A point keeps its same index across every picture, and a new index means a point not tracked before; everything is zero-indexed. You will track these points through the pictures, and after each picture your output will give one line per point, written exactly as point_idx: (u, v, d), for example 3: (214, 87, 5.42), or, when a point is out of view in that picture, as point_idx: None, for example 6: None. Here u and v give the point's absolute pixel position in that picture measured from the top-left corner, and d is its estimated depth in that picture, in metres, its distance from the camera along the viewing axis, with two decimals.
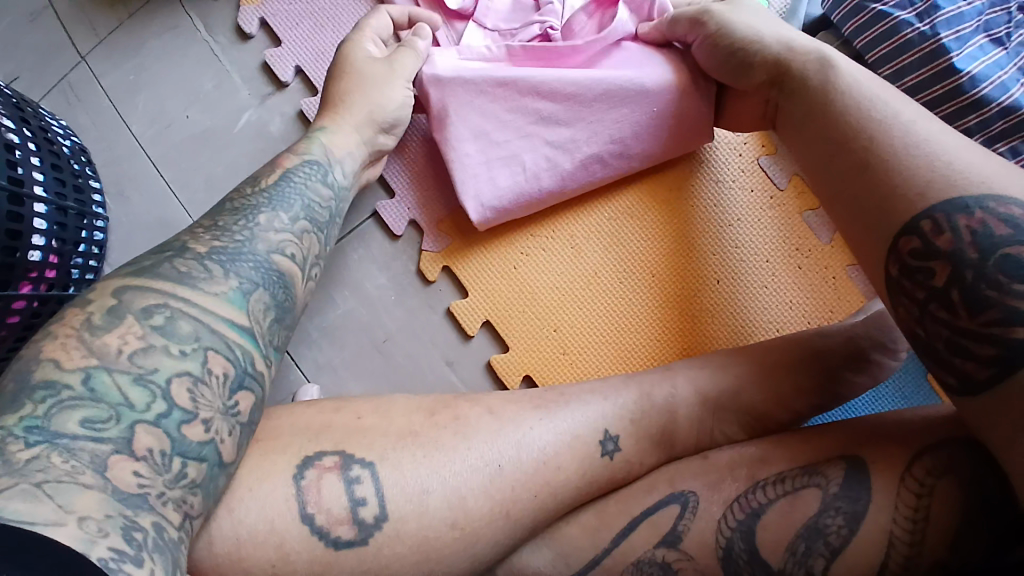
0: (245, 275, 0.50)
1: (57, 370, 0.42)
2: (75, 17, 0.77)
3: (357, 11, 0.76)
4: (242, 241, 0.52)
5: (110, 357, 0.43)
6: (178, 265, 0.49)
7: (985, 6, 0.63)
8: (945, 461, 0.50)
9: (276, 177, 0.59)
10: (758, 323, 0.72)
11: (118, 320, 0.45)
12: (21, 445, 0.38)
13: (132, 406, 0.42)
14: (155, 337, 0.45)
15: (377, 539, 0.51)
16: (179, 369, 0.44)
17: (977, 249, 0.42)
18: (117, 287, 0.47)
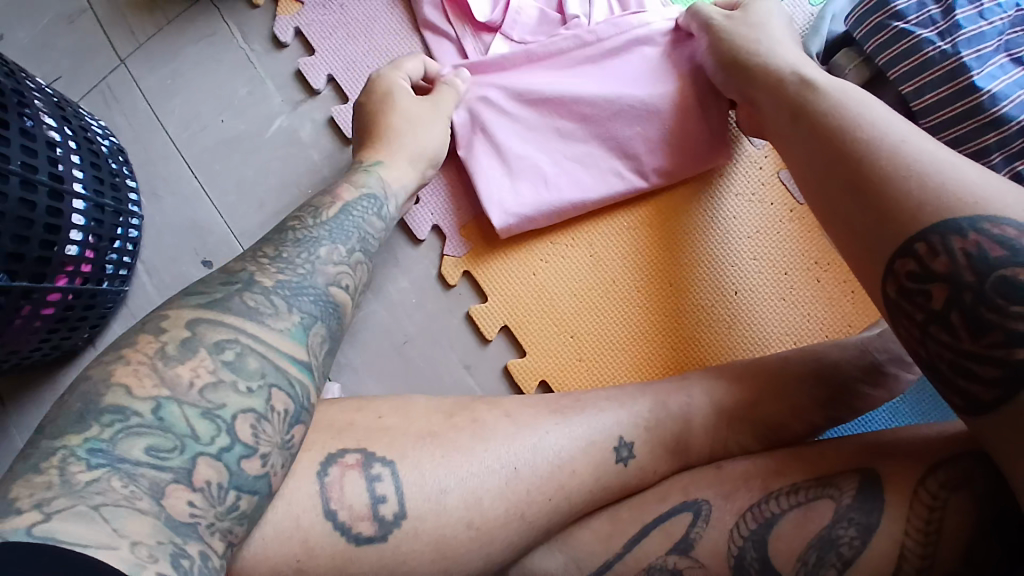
0: (306, 311, 0.51)
1: (127, 396, 0.43)
2: (116, 21, 0.79)
3: (388, 23, 0.78)
4: (305, 274, 0.53)
5: (180, 388, 0.44)
6: (248, 299, 0.49)
7: (1006, 26, 0.62)
8: (959, 476, 0.50)
9: (336, 209, 0.60)
10: (773, 336, 0.72)
11: (191, 352, 0.46)
12: (83, 466, 0.40)
13: (196, 438, 0.43)
14: (225, 373, 0.45)
15: (396, 535, 0.52)
16: (243, 406, 0.45)
17: (973, 271, 0.42)
18: (190, 318, 0.47)
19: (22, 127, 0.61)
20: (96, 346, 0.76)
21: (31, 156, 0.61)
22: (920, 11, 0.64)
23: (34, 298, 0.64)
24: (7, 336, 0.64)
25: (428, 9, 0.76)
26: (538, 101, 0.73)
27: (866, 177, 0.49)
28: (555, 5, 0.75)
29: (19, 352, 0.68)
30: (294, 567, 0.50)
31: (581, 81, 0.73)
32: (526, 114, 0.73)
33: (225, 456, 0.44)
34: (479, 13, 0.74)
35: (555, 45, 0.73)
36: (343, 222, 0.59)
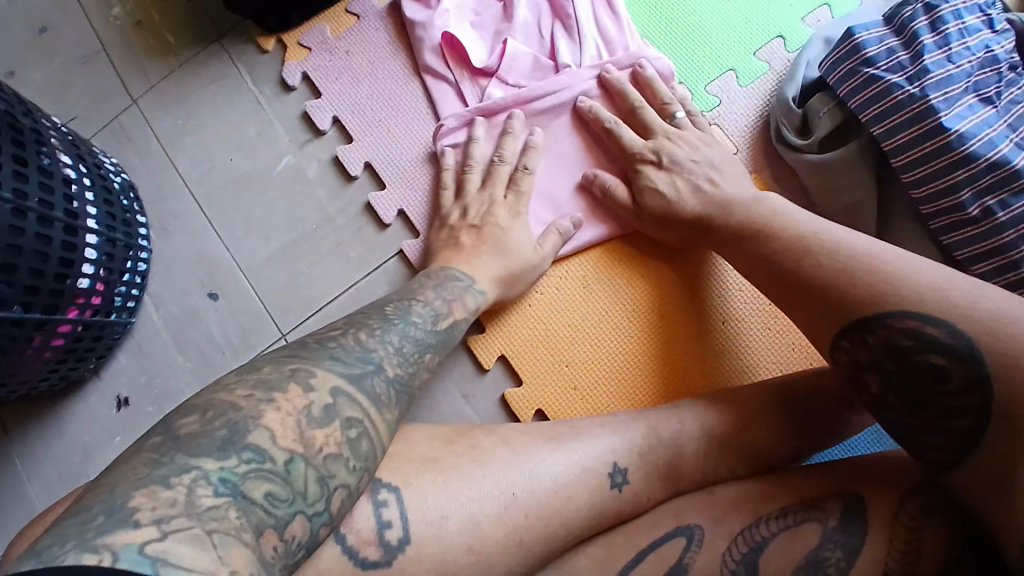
0: (401, 404, 0.54)
1: (270, 441, 0.45)
2: (131, 63, 0.83)
3: (392, 69, 0.81)
4: (412, 373, 0.56)
5: (311, 449, 0.46)
6: (375, 385, 0.52)
7: (975, 68, 0.64)
8: (931, 501, 0.53)
9: (447, 324, 0.64)
10: (761, 365, 0.75)
11: (327, 419, 0.48)
12: (210, 490, 0.41)
13: (306, 497, 0.45)
14: (345, 447, 0.47)
15: (401, 561, 0.53)
16: (344, 481, 0.47)
17: (895, 359, 0.51)
18: (333, 384, 0.50)
19: (40, 165, 0.64)
20: (102, 376, 0.78)
21: (48, 193, 0.64)
22: (889, 58, 0.66)
23: (47, 329, 0.66)
24: (18, 366, 0.66)
25: (428, 57, 0.80)
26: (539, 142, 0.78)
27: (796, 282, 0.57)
28: (547, 52, 0.79)
29: (28, 381, 0.70)
30: None
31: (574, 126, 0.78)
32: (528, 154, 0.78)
33: (315, 520, 0.45)
34: (475, 58, 0.78)
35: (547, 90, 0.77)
36: (446, 339, 0.63)
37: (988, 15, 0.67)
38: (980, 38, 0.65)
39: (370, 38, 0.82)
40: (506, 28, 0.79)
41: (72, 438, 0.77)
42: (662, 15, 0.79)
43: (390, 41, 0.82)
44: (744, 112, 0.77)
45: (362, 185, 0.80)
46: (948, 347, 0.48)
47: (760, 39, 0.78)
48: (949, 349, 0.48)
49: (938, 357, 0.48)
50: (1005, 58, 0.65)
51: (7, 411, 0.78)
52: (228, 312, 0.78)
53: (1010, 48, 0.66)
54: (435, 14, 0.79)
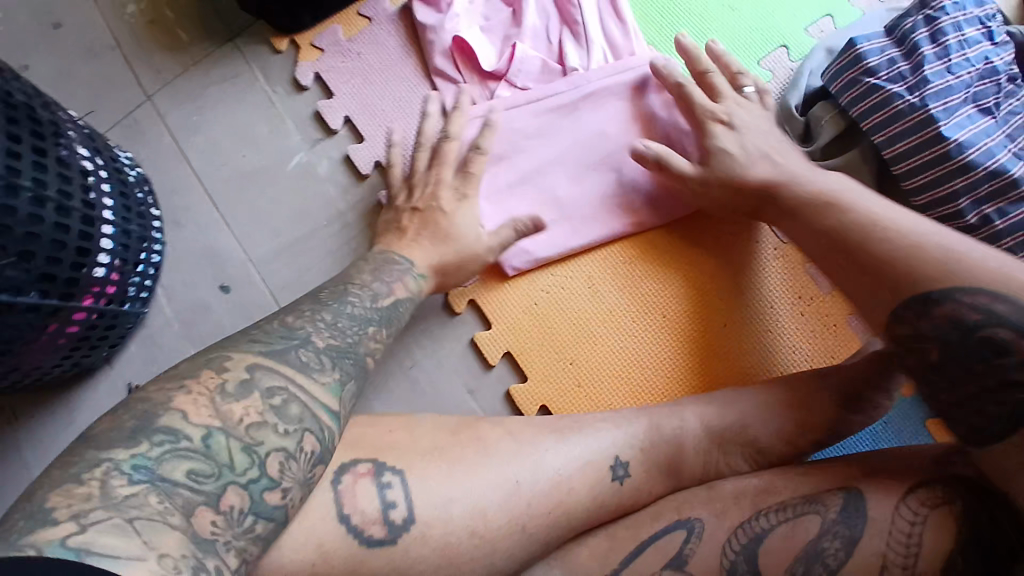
0: (343, 369, 0.55)
1: (183, 420, 0.47)
2: (145, 59, 0.84)
3: (403, 71, 0.83)
4: (350, 342, 0.58)
5: (231, 422, 0.48)
6: (301, 354, 0.54)
7: (974, 79, 0.66)
8: (939, 495, 0.53)
9: (388, 301, 0.65)
10: (762, 366, 0.76)
11: (247, 392, 0.49)
12: (125, 480, 0.43)
13: (233, 468, 0.46)
14: (268, 416, 0.49)
15: (405, 540, 0.55)
16: (278, 446, 0.48)
17: (958, 329, 0.49)
18: (251, 362, 0.51)
19: (59, 155, 0.65)
20: (113, 365, 0.80)
21: (67, 183, 0.65)
22: (890, 68, 0.67)
23: (61, 316, 0.67)
24: (33, 352, 0.68)
25: (440, 59, 0.82)
26: (550, 140, 0.79)
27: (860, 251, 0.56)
28: (556, 56, 0.81)
29: (39, 369, 0.71)
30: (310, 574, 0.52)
31: (585, 125, 0.79)
32: (539, 150, 0.79)
33: (252, 486, 0.47)
34: (486, 62, 0.80)
35: (553, 92, 0.79)
36: (390, 314, 0.65)
37: (988, 28, 0.68)
38: (979, 50, 0.67)
39: (383, 41, 0.84)
40: (516, 33, 0.81)
41: (80, 427, 0.78)
42: (668, 24, 0.82)
43: (403, 43, 0.84)
44: None
45: (372, 183, 0.81)
46: (1016, 322, 0.47)
47: (765, 48, 0.80)
48: (1016, 325, 0.47)
49: (1004, 331, 0.47)
50: (1004, 70, 0.67)
51: (16, 400, 0.79)
52: (238, 305, 0.79)
53: (1008, 60, 0.68)
54: (446, 18, 0.81)
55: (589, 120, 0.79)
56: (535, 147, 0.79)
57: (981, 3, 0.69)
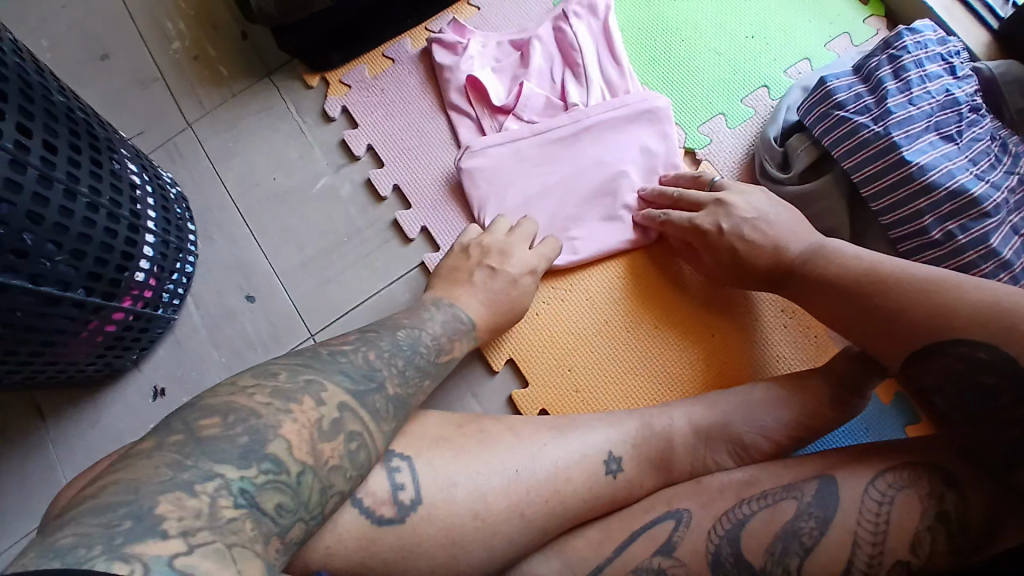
0: (400, 418, 0.57)
1: (288, 453, 0.48)
2: (188, 91, 0.93)
3: (420, 105, 0.92)
4: (411, 392, 0.59)
5: (320, 462, 0.50)
6: (376, 400, 0.56)
7: (935, 110, 0.73)
8: (906, 478, 0.58)
9: (447, 357, 0.67)
10: (746, 371, 0.81)
11: (334, 433, 0.51)
12: (230, 502, 0.45)
13: (308, 505, 0.49)
14: (344, 459, 0.51)
15: (413, 519, 0.58)
16: (341, 488, 0.51)
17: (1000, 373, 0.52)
18: (341, 400, 0.53)
19: (113, 169, 0.73)
20: (141, 368, 0.85)
21: (118, 194, 0.72)
22: (857, 102, 0.75)
23: (102, 314, 0.73)
24: (72, 347, 0.72)
25: (455, 94, 0.90)
26: (554, 168, 0.86)
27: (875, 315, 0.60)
28: (558, 94, 0.89)
29: (77, 365, 0.76)
30: (325, 554, 0.55)
31: (585, 156, 0.85)
32: (542, 179, 0.85)
33: (310, 522, 0.49)
34: (496, 96, 0.88)
35: (554, 128, 0.86)
36: (444, 370, 0.66)
37: (949, 63, 0.76)
38: (940, 84, 0.74)
39: (404, 79, 0.93)
40: (523, 73, 0.89)
41: (106, 426, 0.83)
42: (660, 65, 0.90)
43: (422, 80, 0.93)
44: (732, 150, 0.86)
45: (390, 205, 0.88)
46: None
47: (747, 87, 0.88)
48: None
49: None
50: (965, 101, 0.74)
51: (48, 400, 0.84)
52: (262, 313, 0.85)
53: (969, 92, 0.74)
54: (462, 59, 0.90)
55: (588, 151, 0.85)
56: (540, 175, 0.86)
57: (943, 41, 0.77)
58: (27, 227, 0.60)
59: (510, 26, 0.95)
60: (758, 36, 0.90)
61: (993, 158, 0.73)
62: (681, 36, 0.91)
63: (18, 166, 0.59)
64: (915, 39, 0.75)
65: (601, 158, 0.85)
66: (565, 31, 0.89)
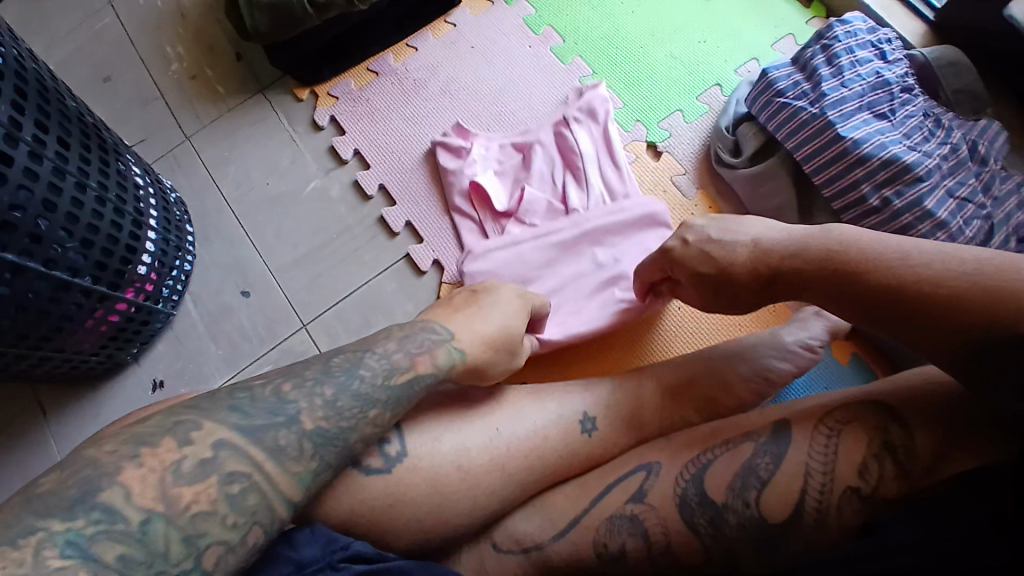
0: (321, 458, 0.54)
1: (126, 501, 0.47)
2: (186, 107, 1.00)
3: (404, 111, 0.99)
4: (345, 427, 0.56)
5: (175, 509, 0.48)
6: (280, 437, 0.53)
7: (867, 90, 0.81)
8: (852, 413, 0.63)
9: (403, 378, 0.60)
10: (708, 335, 0.90)
11: (202, 476, 0.50)
12: (56, 553, 0.43)
13: (168, 557, 0.47)
14: (221, 504, 0.50)
15: (400, 468, 0.64)
16: (219, 538, 0.49)
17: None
18: (218, 437, 0.51)
19: (118, 170, 0.79)
20: (141, 363, 0.89)
21: (123, 191, 0.78)
22: (795, 88, 0.83)
23: (107, 303, 0.78)
24: (79, 335, 0.77)
25: (459, 199, 0.92)
26: (553, 273, 0.86)
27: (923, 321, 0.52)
28: (559, 197, 0.89)
29: (81, 356, 0.81)
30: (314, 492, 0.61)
31: (583, 261, 0.86)
32: (546, 280, 0.86)
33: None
34: (499, 203, 0.89)
35: (554, 231, 0.86)
36: (401, 395, 0.60)
37: (880, 50, 0.84)
38: (871, 67, 0.82)
39: (388, 89, 1.00)
40: (525, 177, 0.91)
41: (108, 417, 0.87)
42: (621, 69, 0.98)
43: (404, 90, 1.00)
44: (690, 143, 0.94)
45: (377, 203, 0.95)
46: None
47: (702, 87, 0.97)
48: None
49: None
50: (895, 81, 0.82)
51: (49, 396, 0.88)
52: (258, 306, 0.91)
53: (898, 74, 0.82)
54: (466, 164, 0.92)
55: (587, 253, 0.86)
56: (541, 278, 0.86)
57: (874, 31, 0.85)
58: (43, 213, 0.66)
59: (509, 126, 0.97)
60: (710, 40, 0.99)
61: (925, 131, 0.80)
62: (640, 42, 1.00)
63: (36, 157, 0.65)
64: (845, 30, 0.84)
65: (598, 262, 0.85)
66: (565, 136, 0.90)
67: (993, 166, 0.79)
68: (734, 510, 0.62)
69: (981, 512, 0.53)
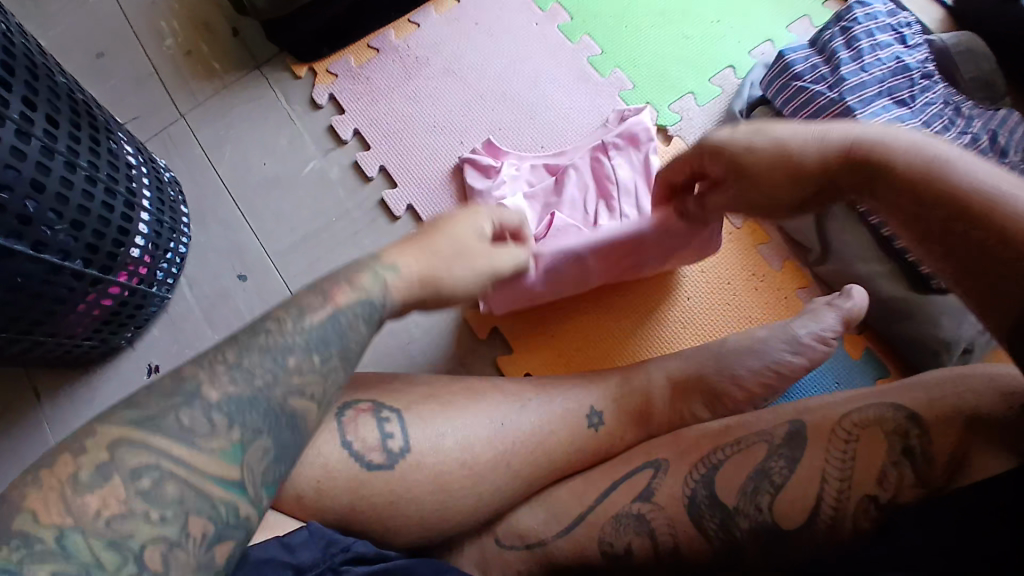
0: (246, 424, 0.46)
1: (34, 523, 0.40)
2: (181, 84, 0.96)
3: (406, 89, 0.96)
4: (261, 386, 0.47)
5: (86, 518, 0.41)
6: (183, 417, 0.44)
7: (888, 76, 0.78)
8: (871, 417, 0.61)
9: (323, 317, 0.51)
10: (717, 327, 0.86)
11: (104, 479, 0.42)
12: None
13: (100, 569, 0.40)
14: (136, 502, 0.42)
15: (402, 465, 0.62)
16: (151, 535, 0.41)
17: None
18: (113, 437, 0.43)
19: (110, 148, 0.75)
20: (136, 347, 0.87)
21: (114, 170, 0.75)
22: (813, 72, 0.80)
23: (100, 288, 0.75)
24: (71, 320, 0.75)
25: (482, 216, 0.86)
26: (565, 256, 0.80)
27: (976, 258, 0.46)
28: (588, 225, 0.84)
29: (73, 341, 0.79)
30: (316, 489, 0.60)
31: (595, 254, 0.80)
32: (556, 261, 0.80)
33: None
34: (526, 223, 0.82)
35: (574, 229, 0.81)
36: (329, 336, 0.51)
37: (900, 33, 0.81)
38: (891, 52, 0.79)
39: (389, 67, 0.97)
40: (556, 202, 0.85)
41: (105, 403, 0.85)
42: (631, 49, 0.95)
43: (406, 68, 0.97)
44: (702, 127, 0.91)
45: (377, 185, 0.92)
46: None
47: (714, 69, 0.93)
48: None
49: None
50: (915, 67, 0.79)
51: (45, 383, 0.86)
52: (255, 291, 0.88)
53: (919, 59, 0.80)
54: (494, 184, 0.88)
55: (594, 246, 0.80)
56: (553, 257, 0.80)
57: (894, 13, 0.82)
58: (31, 194, 0.63)
59: (540, 145, 0.92)
60: (724, 20, 0.95)
61: (945, 120, 0.78)
62: (650, 21, 0.96)
63: (24, 136, 0.62)
64: (867, 11, 0.81)
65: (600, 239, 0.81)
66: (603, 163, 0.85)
67: (1014, 158, 0.75)
68: (745, 514, 0.61)
69: (983, 496, 0.48)
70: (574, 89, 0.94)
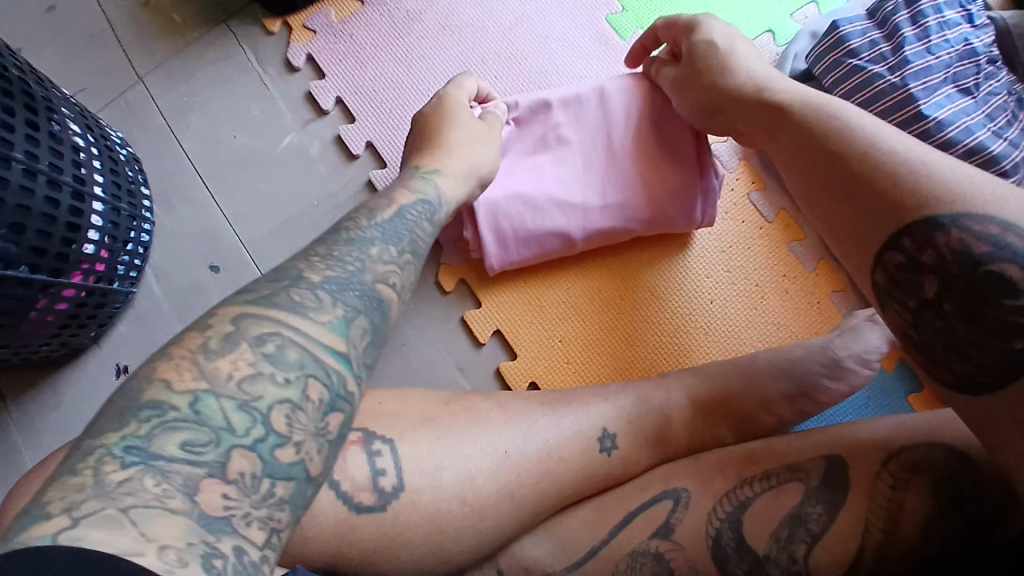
0: (348, 303, 0.47)
1: (167, 391, 0.40)
2: (137, 40, 0.84)
3: (393, 51, 0.84)
4: (354, 270, 0.49)
5: (219, 381, 0.41)
6: (294, 294, 0.46)
7: (954, 60, 0.72)
8: (921, 458, 0.55)
9: (392, 212, 0.56)
10: (743, 338, 0.78)
11: (233, 345, 0.42)
12: (117, 466, 0.36)
13: (231, 430, 0.40)
14: (263, 364, 0.42)
15: (395, 507, 0.56)
16: (278, 396, 0.42)
17: (958, 263, 0.41)
18: (235, 313, 0.44)
19: (51, 130, 0.64)
20: (102, 346, 0.79)
21: (59, 157, 0.64)
22: (872, 49, 0.73)
23: (52, 292, 0.66)
24: (24, 328, 0.66)
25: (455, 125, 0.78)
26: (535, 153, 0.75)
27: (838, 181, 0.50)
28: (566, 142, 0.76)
29: (27, 348, 0.70)
30: (299, 535, 0.53)
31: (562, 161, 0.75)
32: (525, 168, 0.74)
33: (261, 446, 0.40)
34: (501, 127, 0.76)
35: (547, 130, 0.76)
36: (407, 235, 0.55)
37: (967, 11, 0.74)
38: (959, 32, 0.73)
39: (376, 24, 0.85)
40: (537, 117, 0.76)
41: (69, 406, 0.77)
42: (653, 9, 0.84)
43: (394, 25, 0.85)
44: None
45: (364, 163, 0.82)
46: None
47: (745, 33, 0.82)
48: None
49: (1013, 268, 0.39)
50: (983, 51, 0.73)
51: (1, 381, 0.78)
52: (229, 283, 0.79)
53: (987, 42, 0.73)
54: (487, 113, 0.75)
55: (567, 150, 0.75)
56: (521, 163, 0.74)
57: None
58: None
59: None
60: None
61: (1010, 114, 0.71)
62: None
63: None
64: None
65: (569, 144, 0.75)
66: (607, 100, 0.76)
67: None
68: (777, 564, 0.55)
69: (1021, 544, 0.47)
70: (584, 54, 0.83)
